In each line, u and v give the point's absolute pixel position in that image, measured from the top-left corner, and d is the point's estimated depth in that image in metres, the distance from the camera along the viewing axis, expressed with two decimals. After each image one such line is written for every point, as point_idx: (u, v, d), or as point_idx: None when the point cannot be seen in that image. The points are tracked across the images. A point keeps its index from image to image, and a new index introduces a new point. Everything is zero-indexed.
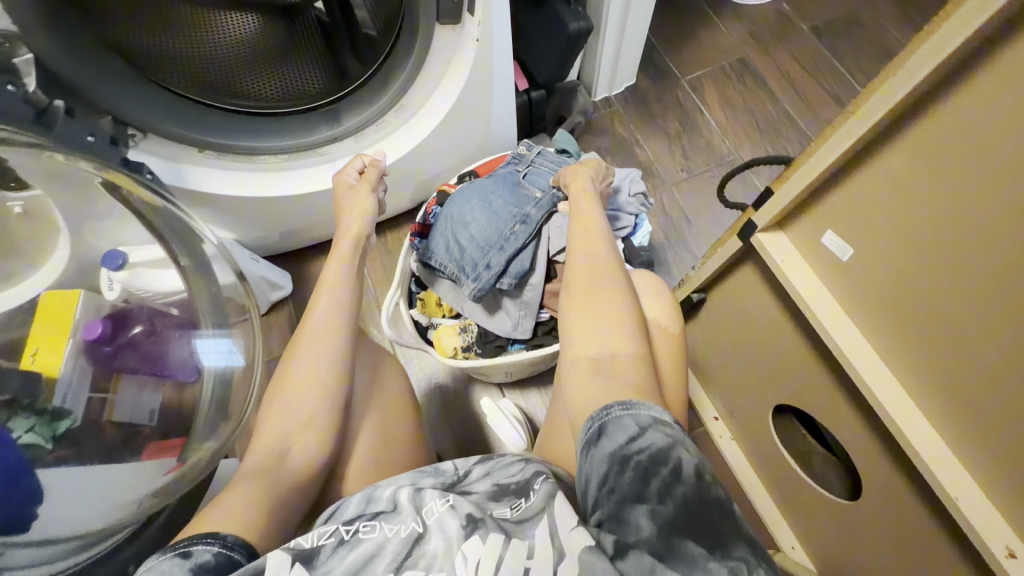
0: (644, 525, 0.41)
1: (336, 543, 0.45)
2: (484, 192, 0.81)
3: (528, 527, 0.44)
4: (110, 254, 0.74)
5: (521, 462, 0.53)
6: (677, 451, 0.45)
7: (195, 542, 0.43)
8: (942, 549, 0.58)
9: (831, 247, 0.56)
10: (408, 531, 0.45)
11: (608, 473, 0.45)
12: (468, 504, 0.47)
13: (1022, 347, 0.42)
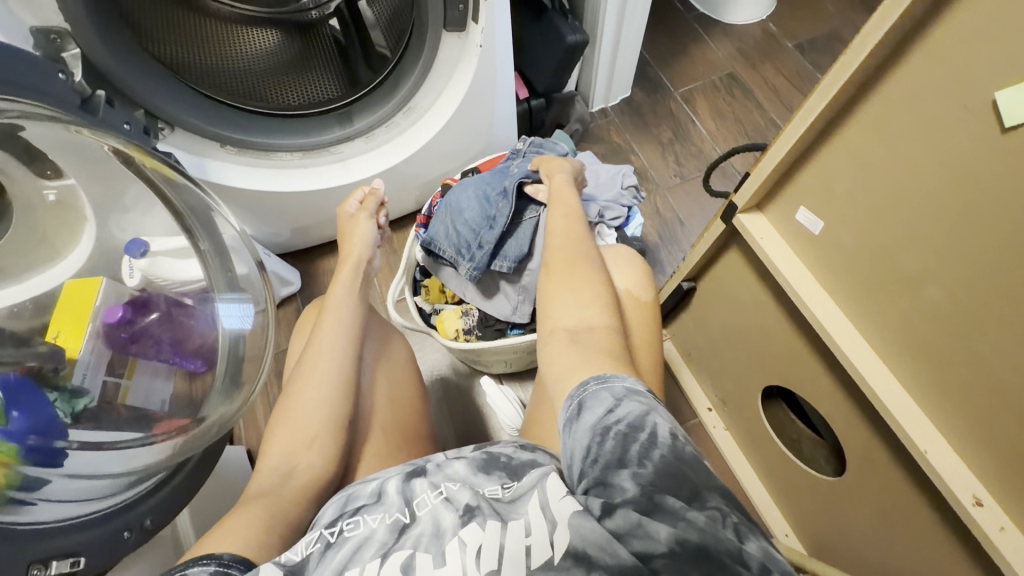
0: (629, 485, 0.39)
1: (321, 547, 0.46)
2: (478, 183, 0.87)
3: (520, 506, 0.44)
4: (134, 242, 0.78)
5: (512, 451, 0.54)
6: (654, 417, 0.44)
7: (190, 564, 0.42)
8: (921, 511, 0.61)
9: (805, 223, 0.62)
10: (392, 521, 0.46)
11: (590, 443, 0.43)
12: (465, 495, 0.46)
13: (975, 292, 0.47)
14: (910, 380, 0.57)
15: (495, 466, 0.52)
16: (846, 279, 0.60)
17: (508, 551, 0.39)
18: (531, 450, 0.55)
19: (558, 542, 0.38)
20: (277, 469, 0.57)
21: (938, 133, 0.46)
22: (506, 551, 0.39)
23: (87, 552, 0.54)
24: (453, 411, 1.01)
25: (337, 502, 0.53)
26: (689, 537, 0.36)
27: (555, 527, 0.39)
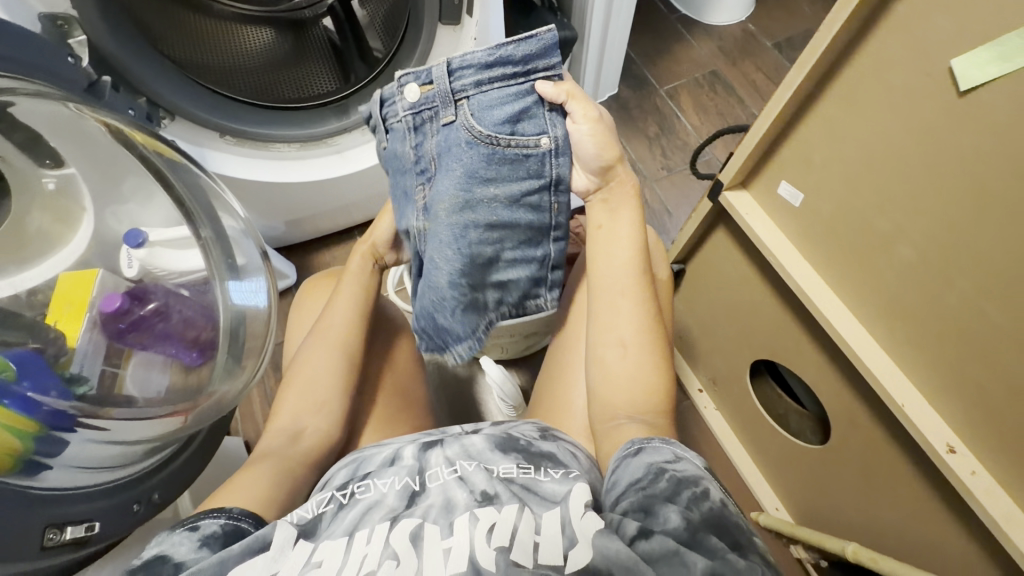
0: (672, 519, 0.39)
1: (335, 508, 0.47)
2: (495, 213, 0.63)
3: (537, 501, 0.45)
4: (131, 232, 0.78)
5: (533, 438, 0.54)
6: (709, 481, 0.43)
7: (201, 518, 0.46)
8: (901, 466, 0.65)
9: (786, 196, 0.66)
10: (402, 484, 0.48)
11: (642, 479, 0.44)
12: (481, 480, 0.47)
13: (941, 249, 0.52)
14: (886, 340, 0.61)
15: (514, 447, 0.52)
16: (825, 246, 0.64)
17: (520, 535, 0.41)
18: (556, 441, 0.55)
19: (579, 558, 0.38)
20: (289, 434, 0.59)
21: (899, 102, 0.51)
22: (518, 535, 0.41)
23: (101, 518, 0.56)
24: (451, 396, 1.03)
25: (348, 464, 0.55)
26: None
27: (572, 543, 0.40)
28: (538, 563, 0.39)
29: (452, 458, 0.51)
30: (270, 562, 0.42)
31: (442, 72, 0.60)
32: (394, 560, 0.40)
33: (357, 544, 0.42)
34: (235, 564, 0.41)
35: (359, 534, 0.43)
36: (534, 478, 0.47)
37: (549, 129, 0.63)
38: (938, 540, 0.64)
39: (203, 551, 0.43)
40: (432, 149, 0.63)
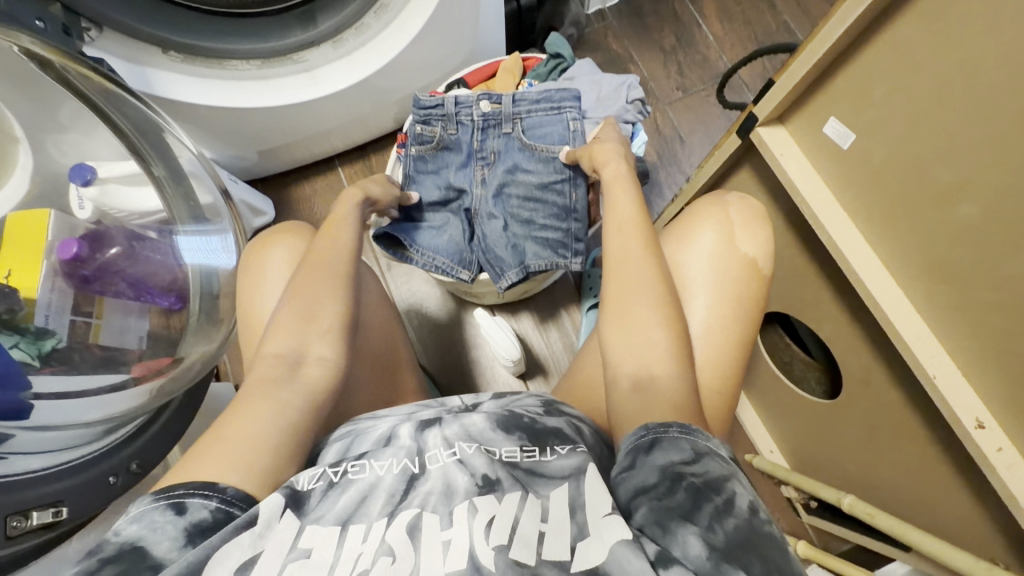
0: (693, 543, 0.35)
1: (325, 486, 0.42)
2: (530, 194, 0.74)
3: (543, 485, 0.41)
4: (78, 167, 0.69)
5: (538, 414, 0.49)
6: (735, 484, 0.38)
7: (189, 492, 0.39)
8: (917, 431, 0.62)
9: (833, 135, 0.57)
10: (401, 467, 0.43)
11: (656, 484, 0.39)
12: (481, 462, 0.43)
13: (1011, 206, 0.44)
14: (922, 304, 0.55)
15: (519, 420, 0.48)
16: (866, 197, 0.56)
17: (522, 530, 0.37)
18: (559, 415, 0.50)
19: (592, 556, 0.35)
20: (291, 365, 0.50)
21: (990, 25, 0.41)
22: (519, 528, 0.38)
23: (70, 499, 0.54)
24: (444, 342, 0.98)
25: (341, 439, 0.49)
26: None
27: (581, 534, 0.37)
28: (540, 560, 0.35)
29: (450, 437, 0.45)
30: (255, 538, 0.37)
31: (508, 96, 0.73)
32: (390, 556, 0.36)
33: (351, 541, 0.38)
34: (219, 544, 0.36)
35: (353, 526, 0.39)
36: (539, 460, 0.43)
37: (572, 138, 0.72)
38: (940, 499, 0.63)
39: (185, 551, 0.36)
40: (491, 146, 0.75)
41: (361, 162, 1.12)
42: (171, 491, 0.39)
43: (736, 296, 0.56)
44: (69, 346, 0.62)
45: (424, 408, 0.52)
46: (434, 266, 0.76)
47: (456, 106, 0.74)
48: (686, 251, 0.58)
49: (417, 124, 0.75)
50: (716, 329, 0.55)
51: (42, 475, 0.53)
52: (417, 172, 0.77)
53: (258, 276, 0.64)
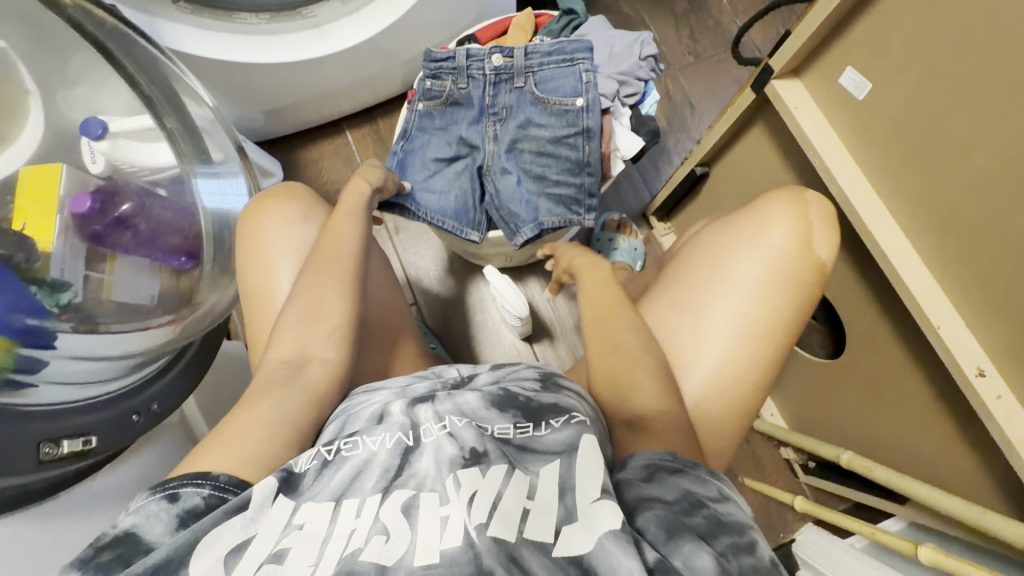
0: (702, 559, 0.33)
1: (318, 466, 0.41)
2: (542, 149, 0.74)
3: (533, 461, 0.41)
4: (88, 122, 0.69)
5: (534, 390, 0.47)
6: (757, 534, 0.36)
7: (182, 482, 0.38)
8: (919, 386, 0.64)
9: (848, 85, 0.57)
10: (395, 441, 0.42)
11: (672, 502, 0.37)
12: (469, 435, 0.42)
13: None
14: (933, 256, 0.55)
15: (514, 394, 0.47)
16: (879, 150, 0.57)
17: (504, 506, 0.36)
18: (556, 388, 0.48)
19: (578, 545, 0.34)
20: (295, 367, 0.49)
21: None
22: (502, 504, 0.37)
23: (98, 431, 0.55)
24: (452, 306, 0.99)
25: (336, 422, 0.47)
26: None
27: (568, 518, 0.36)
28: (521, 538, 0.34)
29: (441, 411, 0.45)
30: (248, 522, 0.37)
31: (520, 49, 0.73)
32: (383, 535, 0.35)
33: (344, 515, 0.37)
34: (209, 529, 0.36)
35: (347, 501, 0.38)
36: (532, 435, 0.43)
37: (585, 91, 0.72)
38: (938, 453, 0.65)
39: (176, 534, 0.36)
40: (502, 101, 0.75)
41: (369, 126, 1.10)
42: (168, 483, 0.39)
43: (785, 282, 0.54)
44: (84, 299, 0.64)
45: (418, 381, 0.51)
46: (442, 226, 0.76)
47: (467, 59, 0.74)
48: (751, 249, 0.55)
49: (427, 79, 0.76)
50: (758, 318, 0.53)
51: (66, 408, 0.54)
52: (422, 128, 0.78)
53: (264, 249, 0.62)
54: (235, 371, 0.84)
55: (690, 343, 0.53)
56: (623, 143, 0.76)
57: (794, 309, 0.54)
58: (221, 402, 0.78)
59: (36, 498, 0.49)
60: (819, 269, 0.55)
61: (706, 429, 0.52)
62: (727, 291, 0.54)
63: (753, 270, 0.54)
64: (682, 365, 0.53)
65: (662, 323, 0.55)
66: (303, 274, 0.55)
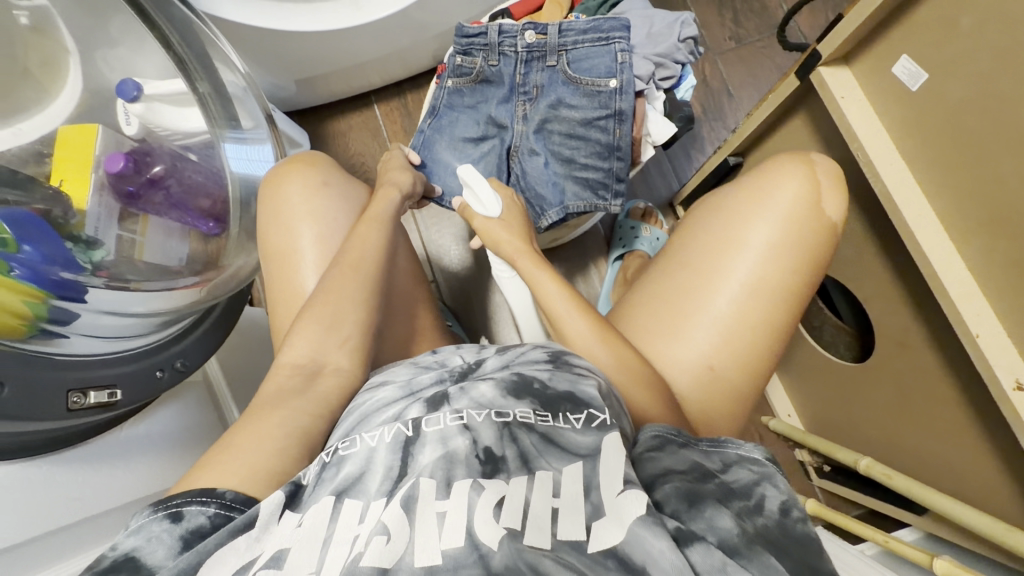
0: (722, 521, 0.35)
1: (317, 469, 0.40)
2: (572, 131, 0.72)
3: (556, 457, 0.39)
4: (125, 84, 0.70)
5: (547, 374, 0.46)
6: (765, 486, 0.38)
7: (187, 499, 0.37)
8: (950, 395, 0.62)
9: (903, 75, 0.55)
10: (393, 434, 0.41)
11: (687, 472, 0.39)
12: (488, 433, 0.40)
13: None
14: (980, 263, 0.53)
15: (529, 382, 0.45)
16: (932, 144, 0.55)
17: (534, 512, 0.35)
18: (570, 370, 0.46)
19: (609, 536, 0.34)
20: (309, 375, 0.49)
21: None
22: (530, 509, 0.36)
23: (123, 385, 0.57)
24: (470, 285, 0.99)
25: (349, 419, 0.45)
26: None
27: (597, 514, 0.35)
28: (557, 544, 0.34)
29: (451, 401, 0.43)
30: (252, 542, 0.35)
31: (555, 26, 0.71)
32: (384, 536, 0.34)
33: (346, 520, 0.36)
34: (213, 550, 0.34)
35: (349, 502, 0.37)
36: (554, 427, 0.41)
37: (620, 72, 0.70)
38: (964, 465, 0.63)
39: (179, 557, 0.35)
40: (534, 79, 0.73)
41: (398, 100, 1.09)
42: (170, 501, 0.37)
43: (795, 243, 0.55)
44: (116, 259, 0.65)
45: (423, 372, 0.49)
46: None
47: (500, 36, 0.72)
48: (750, 233, 0.55)
49: (457, 55, 0.75)
50: (769, 275, 0.54)
51: (93, 360, 0.56)
52: (449, 105, 0.76)
53: (286, 218, 0.62)
54: (257, 336, 0.86)
55: (706, 318, 0.55)
56: (655, 128, 0.74)
57: (803, 269, 0.55)
58: (245, 366, 0.80)
59: (63, 445, 0.52)
60: (830, 230, 0.57)
61: (729, 397, 0.54)
62: (740, 259, 0.55)
63: (763, 229, 0.55)
64: (703, 331, 0.54)
65: (673, 289, 0.57)
66: (334, 265, 0.56)
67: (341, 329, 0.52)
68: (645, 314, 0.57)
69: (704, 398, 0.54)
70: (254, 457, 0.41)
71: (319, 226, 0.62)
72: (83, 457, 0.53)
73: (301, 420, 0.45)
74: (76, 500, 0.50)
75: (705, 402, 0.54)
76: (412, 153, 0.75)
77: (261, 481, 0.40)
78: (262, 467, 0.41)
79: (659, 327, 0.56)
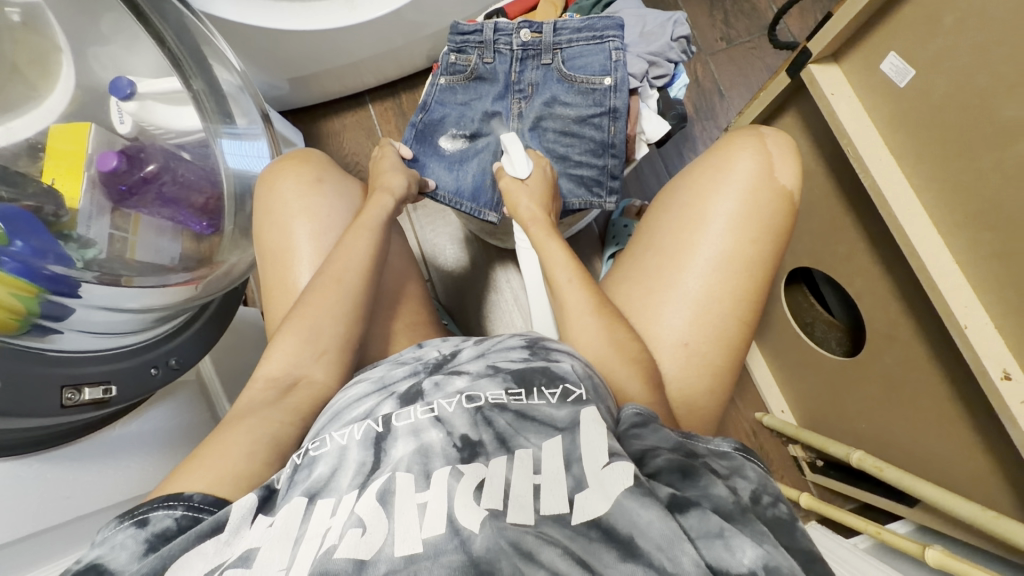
0: (716, 489, 0.35)
1: (290, 472, 0.40)
2: (566, 129, 0.73)
3: (533, 434, 0.40)
4: (118, 82, 0.69)
5: (522, 359, 0.46)
6: (736, 478, 0.37)
7: (155, 505, 0.37)
8: (939, 386, 0.63)
9: (890, 72, 0.57)
10: (364, 431, 0.41)
11: (671, 449, 0.38)
12: (462, 422, 0.41)
13: None
14: (965, 253, 0.54)
15: (501, 368, 0.46)
16: (919, 139, 0.56)
17: (514, 492, 0.36)
18: (545, 354, 0.47)
19: (592, 509, 0.34)
20: (284, 388, 0.49)
21: None
22: (512, 490, 0.36)
23: (118, 381, 0.57)
24: (464, 284, 0.99)
25: (323, 419, 0.46)
26: (779, 563, 0.30)
27: (579, 487, 0.36)
28: (539, 519, 0.34)
29: (425, 396, 0.44)
30: (221, 546, 0.35)
31: (549, 24, 0.72)
32: (359, 528, 0.34)
33: (319, 516, 0.36)
34: (179, 554, 0.34)
35: (322, 502, 0.37)
36: (526, 403, 0.42)
37: (614, 70, 0.70)
38: (953, 458, 0.64)
39: (144, 560, 0.34)
40: (529, 77, 0.74)
41: (392, 100, 1.09)
42: (138, 509, 0.37)
43: (753, 214, 0.56)
44: (108, 258, 0.64)
45: (397, 366, 0.49)
46: (460, 208, 0.76)
47: (495, 33, 0.73)
48: (715, 207, 0.56)
49: (451, 53, 0.75)
50: (733, 252, 0.55)
51: (83, 356, 0.56)
52: (441, 101, 0.76)
53: (280, 214, 0.62)
54: (250, 334, 0.86)
55: (676, 296, 0.55)
56: (649, 127, 0.75)
57: (768, 243, 0.56)
58: (237, 364, 0.80)
59: (55, 442, 0.52)
60: (789, 199, 0.57)
61: (706, 372, 0.55)
62: (710, 241, 0.56)
63: (725, 205, 0.56)
64: (674, 307, 0.55)
65: (647, 270, 0.57)
66: (318, 275, 0.54)
67: (318, 342, 0.51)
68: (618, 296, 0.58)
69: (683, 375, 0.54)
70: (222, 467, 0.41)
71: (312, 222, 0.61)
72: (75, 455, 0.53)
73: (270, 427, 0.45)
74: (65, 498, 0.50)
75: (685, 379, 0.54)
76: (403, 147, 0.74)
77: (229, 487, 0.40)
78: (232, 471, 0.41)
79: (638, 311, 0.56)
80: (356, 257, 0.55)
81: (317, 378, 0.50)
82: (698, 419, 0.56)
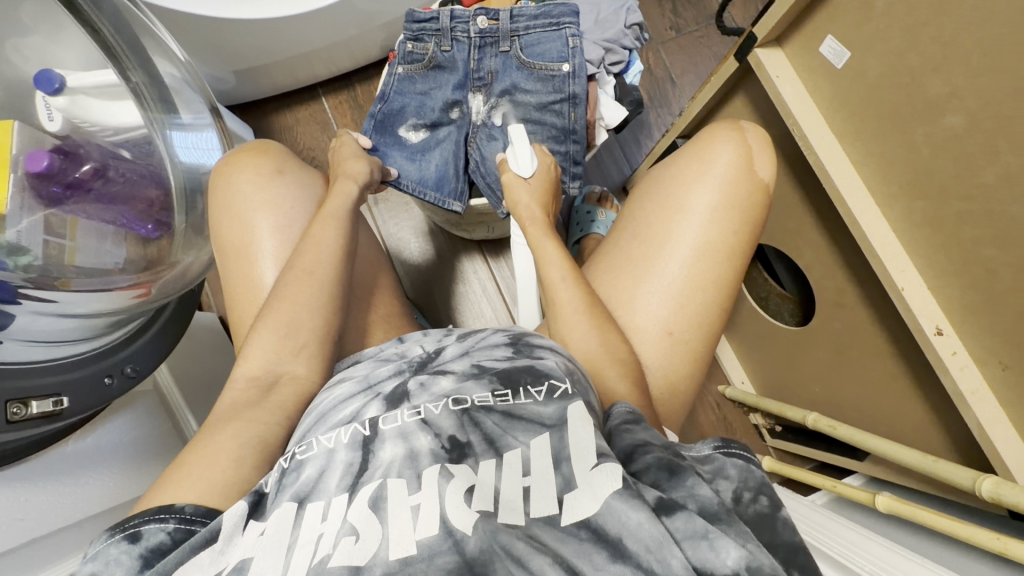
0: (701, 490, 0.35)
1: (277, 476, 0.39)
2: (527, 116, 0.74)
3: (521, 432, 0.41)
4: (44, 74, 0.64)
5: (506, 359, 0.47)
6: (719, 480, 0.38)
7: (147, 518, 0.36)
8: (882, 348, 0.68)
9: (829, 55, 0.60)
10: (351, 435, 0.41)
11: (661, 448, 0.39)
12: (448, 423, 0.41)
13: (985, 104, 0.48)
14: (902, 223, 0.59)
15: (487, 368, 0.46)
16: (860, 118, 0.60)
17: (505, 496, 0.36)
18: (529, 351, 0.48)
19: (581, 509, 0.34)
20: (265, 387, 0.48)
21: None
22: (502, 495, 0.37)
23: (69, 392, 0.54)
24: (431, 276, 0.99)
25: (308, 420, 0.45)
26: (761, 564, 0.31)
27: (568, 487, 0.36)
28: (530, 519, 0.34)
29: (411, 397, 0.44)
30: (216, 555, 0.34)
31: (506, 12, 0.72)
32: (353, 536, 0.34)
33: (309, 521, 0.35)
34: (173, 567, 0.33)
35: (311, 506, 0.36)
36: (513, 403, 0.43)
37: (572, 57, 0.71)
38: (897, 414, 0.69)
39: None
40: (488, 65, 0.74)
41: (346, 92, 1.06)
42: (128, 522, 0.36)
43: (735, 206, 0.58)
44: (44, 265, 0.59)
45: (382, 365, 0.49)
46: (423, 198, 0.74)
47: (452, 20, 0.73)
48: (689, 202, 0.58)
49: (408, 42, 0.74)
50: (717, 241, 0.58)
51: (28, 367, 0.52)
52: (400, 90, 0.75)
53: (239, 210, 0.59)
54: (209, 340, 0.82)
55: (649, 285, 0.58)
56: (608, 112, 0.76)
57: (744, 234, 0.59)
58: (200, 372, 0.77)
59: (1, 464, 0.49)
60: (762, 188, 0.59)
61: (688, 359, 0.58)
62: (679, 235, 0.58)
63: (706, 197, 0.58)
64: (655, 295, 0.57)
65: (632, 258, 0.59)
66: (288, 269, 0.52)
67: (298, 337, 0.49)
68: (598, 287, 0.60)
69: (665, 362, 0.57)
70: (211, 473, 0.40)
71: (275, 218, 0.59)
72: (26, 476, 0.50)
73: (256, 429, 0.44)
74: (19, 520, 0.47)
75: (667, 366, 0.57)
76: (362, 137, 0.73)
77: (219, 495, 0.39)
78: (222, 478, 0.40)
79: (619, 300, 0.58)
80: (325, 251, 0.53)
81: (294, 377, 0.49)
82: (674, 393, 0.57)
